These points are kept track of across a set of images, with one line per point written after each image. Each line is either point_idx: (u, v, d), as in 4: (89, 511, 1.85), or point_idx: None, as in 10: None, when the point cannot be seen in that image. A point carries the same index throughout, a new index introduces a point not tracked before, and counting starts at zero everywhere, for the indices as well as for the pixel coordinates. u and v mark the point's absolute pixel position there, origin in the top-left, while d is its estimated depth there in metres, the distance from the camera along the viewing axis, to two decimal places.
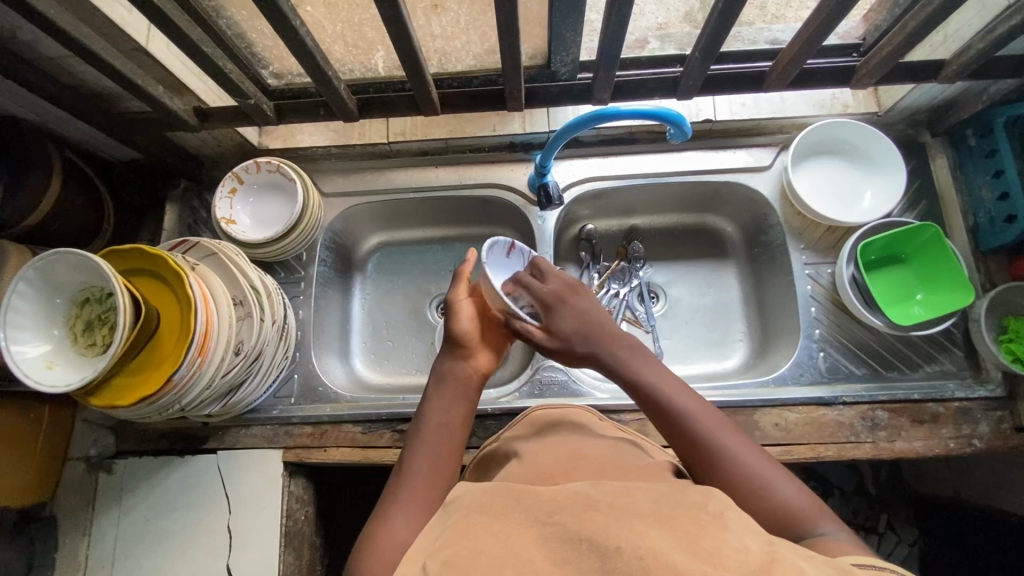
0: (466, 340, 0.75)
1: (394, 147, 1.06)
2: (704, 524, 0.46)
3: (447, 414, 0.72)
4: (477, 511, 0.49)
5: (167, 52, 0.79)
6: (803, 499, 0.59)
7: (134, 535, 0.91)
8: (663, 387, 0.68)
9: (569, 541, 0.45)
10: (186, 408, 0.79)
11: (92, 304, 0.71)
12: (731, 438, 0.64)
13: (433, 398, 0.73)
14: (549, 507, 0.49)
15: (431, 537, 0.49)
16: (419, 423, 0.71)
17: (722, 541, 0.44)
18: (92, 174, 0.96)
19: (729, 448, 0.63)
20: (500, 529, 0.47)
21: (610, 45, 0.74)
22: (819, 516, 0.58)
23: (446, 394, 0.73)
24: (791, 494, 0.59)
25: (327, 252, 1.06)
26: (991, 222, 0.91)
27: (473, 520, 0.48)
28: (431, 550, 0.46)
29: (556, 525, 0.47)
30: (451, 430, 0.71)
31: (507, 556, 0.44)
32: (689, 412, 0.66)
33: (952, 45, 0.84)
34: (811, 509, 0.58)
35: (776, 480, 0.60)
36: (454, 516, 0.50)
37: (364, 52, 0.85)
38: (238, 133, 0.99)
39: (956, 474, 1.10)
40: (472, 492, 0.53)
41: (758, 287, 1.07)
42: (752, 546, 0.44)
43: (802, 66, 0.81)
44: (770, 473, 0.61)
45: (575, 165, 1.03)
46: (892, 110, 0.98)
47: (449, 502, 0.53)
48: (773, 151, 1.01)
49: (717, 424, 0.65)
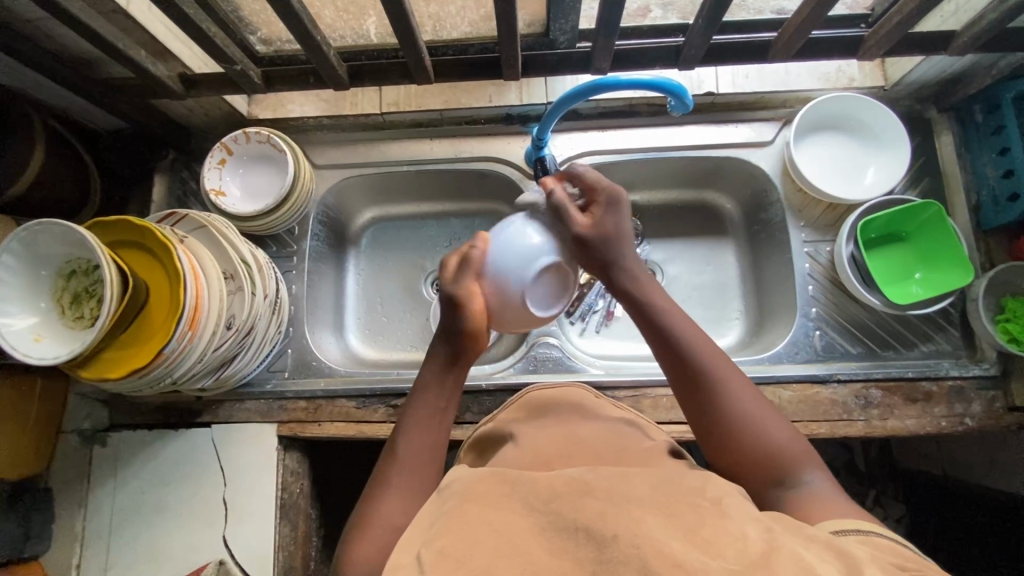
0: (475, 333, 0.68)
1: (387, 119, 1.03)
2: (702, 512, 0.46)
3: (439, 401, 0.68)
4: (475, 498, 0.50)
5: (148, 14, 0.75)
6: (791, 441, 0.60)
7: (130, 506, 0.92)
8: (666, 314, 0.67)
9: (566, 530, 0.45)
10: (177, 382, 0.79)
11: (78, 276, 0.70)
12: (730, 375, 0.63)
13: (423, 386, 0.69)
14: (545, 496, 0.49)
15: (428, 520, 0.50)
16: (411, 410, 0.68)
17: (721, 530, 0.44)
18: (77, 143, 0.93)
19: (720, 377, 0.63)
20: (495, 518, 0.47)
21: (610, 13, 0.72)
22: (806, 462, 0.59)
23: (438, 380, 0.69)
24: (779, 439, 0.60)
25: (320, 226, 1.04)
26: (994, 201, 0.90)
27: (464, 509, 0.48)
28: (427, 536, 0.47)
29: (552, 514, 0.47)
30: (442, 416, 0.68)
31: (505, 546, 0.45)
32: (695, 347, 0.65)
33: (965, 15, 0.81)
34: (790, 454, 0.59)
35: (775, 426, 0.61)
36: (450, 503, 0.51)
37: (355, 18, 0.82)
38: (226, 101, 0.96)
39: (945, 450, 1.11)
40: (468, 478, 0.53)
41: (756, 265, 1.06)
42: (751, 534, 0.44)
43: (808, 36, 0.78)
44: (764, 413, 0.62)
45: (573, 138, 1.01)
46: (899, 85, 0.95)
47: (447, 484, 0.54)
48: (775, 126, 0.99)
49: (717, 357, 0.64)
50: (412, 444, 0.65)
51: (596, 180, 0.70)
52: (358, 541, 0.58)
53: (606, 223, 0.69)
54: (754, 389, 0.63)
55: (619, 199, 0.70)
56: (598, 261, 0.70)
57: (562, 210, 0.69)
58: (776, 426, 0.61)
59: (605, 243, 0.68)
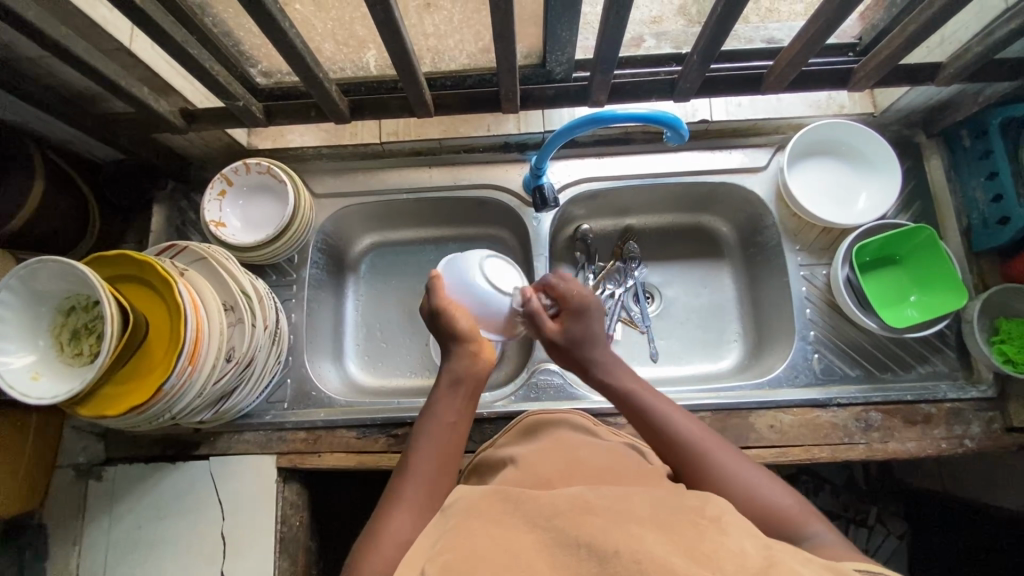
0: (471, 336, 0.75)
1: (386, 148, 1.04)
2: (702, 528, 0.47)
3: (453, 414, 0.72)
4: (477, 517, 0.50)
5: (151, 52, 0.76)
6: (788, 500, 0.61)
7: (126, 543, 0.90)
8: (644, 397, 0.70)
9: (568, 546, 0.46)
10: (177, 417, 0.78)
11: (78, 312, 0.70)
12: (711, 443, 0.66)
13: (440, 398, 0.73)
14: (547, 513, 0.49)
15: (430, 540, 0.50)
16: (425, 423, 0.71)
17: (722, 545, 0.45)
18: (76, 176, 0.93)
19: (705, 448, 0.65)
20: (498, 535, 0.48)
21: (607, 50, 0.74)
22: (806, 518, 0.59)
23: (450, 394, 0.73)
24: (774, 496, 0.61)
25: (319, 254, 1.04)
26: (984, 224, 0.92)
27: (465, 531, 0.48)
28: (431, 554, 0.47)
29: (554, 530, 0.48)
30: (456, 431, 0.71)
31: (509, 563, 0.44)
32: (673, 422, 0.68)
33: (950, 46, 0.84)
34: (793, 511, 0.60)
35: (769, 484, 0.62)
36: (452, 520, 0.51)
37: (355, 51, 0.83)
38: (226, 133, 0.97)
39: (947, 470, 1.11)
40: (471, 496, 0.53)
41: (752, 288, 1.07)
42: (749, 548, 0.44)
43: (801, 68, 0.79)
44: (752, 473, 0.63)
45: (570, 165, 1.02)
46: (888, 111, 0.97)
47: (448, 504, 0.54)
48: (769, 152, 1.00)
49: (697, 430, 0.67)
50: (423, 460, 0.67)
51: (567, 290, 0.77)
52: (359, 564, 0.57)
53: (573, 329, 0.75)
54: (738, 454, 0.65)
55: (586, 308, 0.76)
56: (573, 362, 0.76)
57: (536, 317, 0.76)
58: (769, 484, 0.62)
59: (566, 341, 0.75)
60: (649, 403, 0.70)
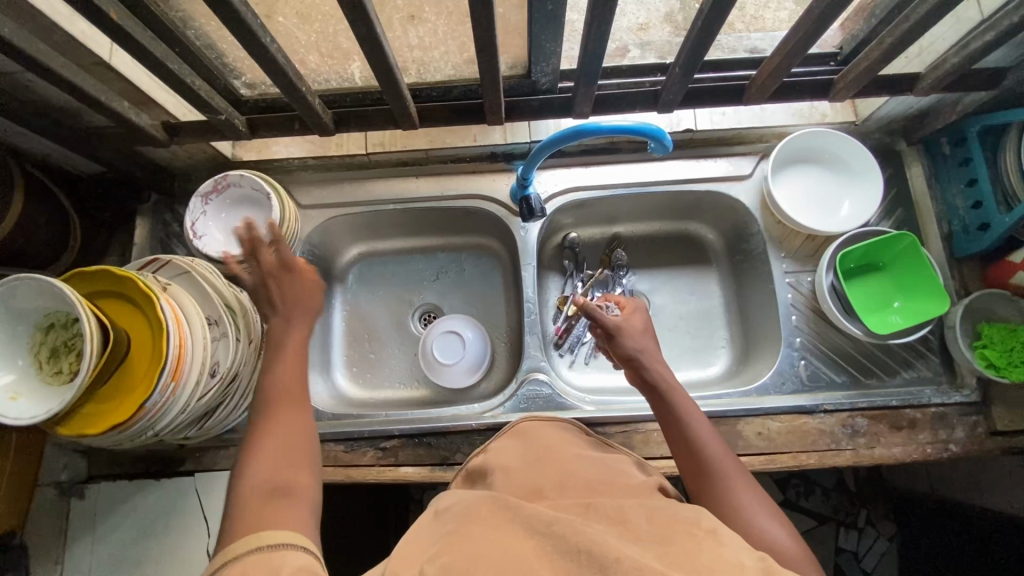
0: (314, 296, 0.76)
1: (373, 159, 1.04)
2: (699, 541, 0.46)
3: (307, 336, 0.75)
4: (478, 523, 0.51)
5: (132, 66, 0.76)
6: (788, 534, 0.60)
7: (108, 565, 0.88)
8: (678, 401, 0.73)
9: (570, 553, 0.45)
10: (161, 433, 0.77)
11: (57, 330, 0.68)
12: (730, 463, 0.67)
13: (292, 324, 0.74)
14: (547, 519, 0.49)
15: (426, 547, 0.50)
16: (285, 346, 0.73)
17: (718, 557, 0.44)
18: (56, 190, 0.92)
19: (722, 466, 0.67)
20: (499, 539, 0.48)
21: (590, 62, 0.74)
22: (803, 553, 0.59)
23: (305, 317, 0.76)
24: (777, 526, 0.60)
25: (305, 265, 1.04)
26: (966, 231, 0.93)
27: (460, 539, 0.48)
28: (429, 559, 0.47)
29: (555, 537, 0.47)
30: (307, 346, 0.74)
31: (510, 567, 0.45)
32: (699, 431, 0.70)
33: (928, 56, 0.85)
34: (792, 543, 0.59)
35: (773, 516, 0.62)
36: (451, 527, 0.51)
37: (340, 62, 0.84)
38: (210, 145, 0.96)
39: (934, 471, 1.13)
40: (466, 502, 0.55)
41: (739, 294, 1.08)
42: (747, 562, 0.44)
43: (782, 80, 0.80)
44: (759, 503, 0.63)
45: (557, 174, 1.02)
46: (869, 120, 0.99)
47: (445, 511, 0.56)
48: (753, 160, 1.01)
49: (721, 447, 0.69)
50: (275, 387, 0.69)
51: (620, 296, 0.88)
52: (241, 496, 0.59)
53: (635, 321, 0.82)
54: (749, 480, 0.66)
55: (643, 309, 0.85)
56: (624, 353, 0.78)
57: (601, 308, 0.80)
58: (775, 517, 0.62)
59: (621, 333, 0.79)
60: (682, 411, 0.72)
